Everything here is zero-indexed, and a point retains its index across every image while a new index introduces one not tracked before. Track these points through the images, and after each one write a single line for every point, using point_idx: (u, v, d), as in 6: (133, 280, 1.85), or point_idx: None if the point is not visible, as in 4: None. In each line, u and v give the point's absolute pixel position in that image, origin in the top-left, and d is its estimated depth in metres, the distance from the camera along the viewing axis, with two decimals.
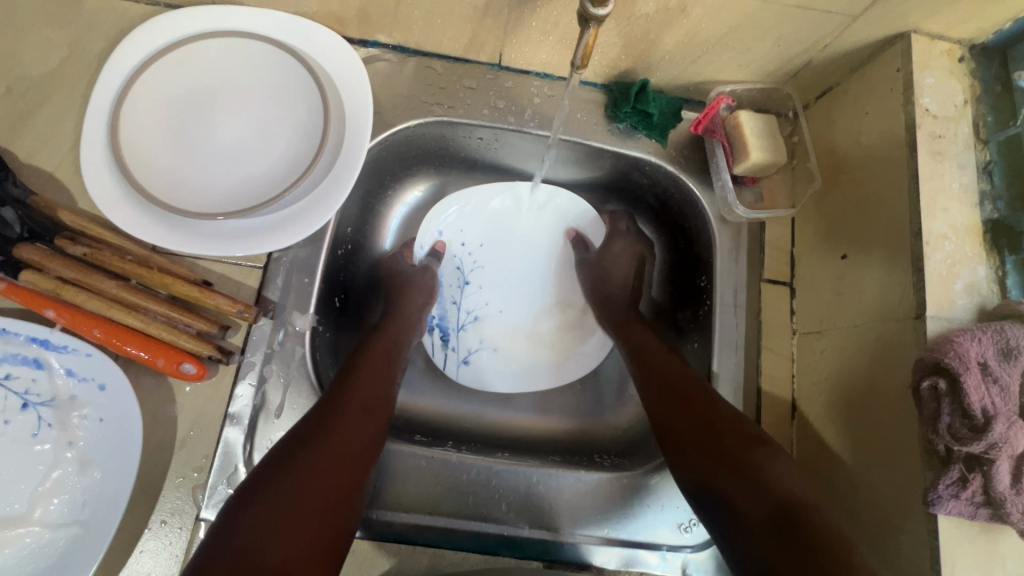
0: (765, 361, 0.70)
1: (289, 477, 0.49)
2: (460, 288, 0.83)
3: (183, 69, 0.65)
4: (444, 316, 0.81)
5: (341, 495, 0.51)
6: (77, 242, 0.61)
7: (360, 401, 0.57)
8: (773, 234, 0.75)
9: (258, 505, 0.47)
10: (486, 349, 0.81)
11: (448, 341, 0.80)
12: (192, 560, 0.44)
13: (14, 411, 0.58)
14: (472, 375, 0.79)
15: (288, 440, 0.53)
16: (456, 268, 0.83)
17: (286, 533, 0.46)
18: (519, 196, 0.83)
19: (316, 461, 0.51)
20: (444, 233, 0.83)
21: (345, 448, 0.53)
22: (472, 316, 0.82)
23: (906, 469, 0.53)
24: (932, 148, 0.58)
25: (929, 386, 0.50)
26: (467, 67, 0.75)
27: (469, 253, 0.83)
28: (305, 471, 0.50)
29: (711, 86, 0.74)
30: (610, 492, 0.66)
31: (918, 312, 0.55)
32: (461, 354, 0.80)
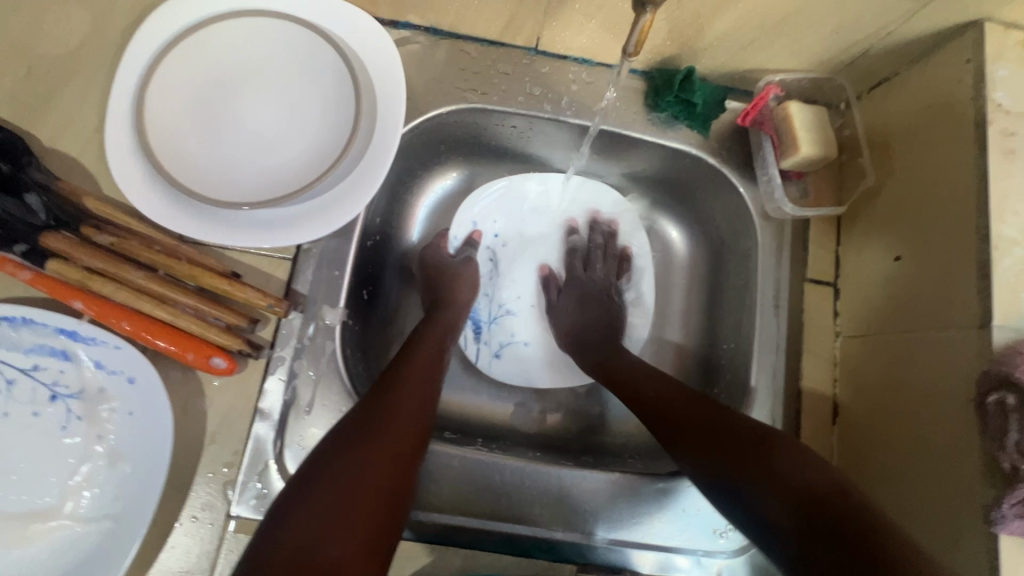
0: (807, 364, 0.68)
1: (340, 472, 0.48)
2: (494, 280, 0.82)
3: (210, 50, 0.62)
4: (478, 309, 0.80)
5: (392, 493, 0.49)
6: (103, 231, 0.59)
7: (412, 396, 0.55)
8: (818, 232, 0.72)
9: (309, 502, 0.46)
10: (519, 344, 0.80)
11: (481, 334, 0.79)
12: (248, 555, 0.44)
13: (42, 404, 0.57)
14: (505, 369, 0.78)
15: (339, 433, 0.51)
16: (488, 260, 0.82)
17: (338, 531, 0.44)
18: (550, 189, 0.82)
19: (368, 456, 0.49)
20: (478, 224, 0.81)
21: (396, 443, 0.51)
22: (505, 310, 0.81)
23: (962, 483, 0.52)
24: (1003, 146, 0.55)
25: (995, 401, 0.49)
26: (502, 52, 0.72)
27: (503, 245, 0.82)
28: (356, 467, 0.48)
29: (758, 75, 0.70)
30: (644, 496, 0.64)
31: (983, 321, 0.52)
32: (493, 347, 0.79)
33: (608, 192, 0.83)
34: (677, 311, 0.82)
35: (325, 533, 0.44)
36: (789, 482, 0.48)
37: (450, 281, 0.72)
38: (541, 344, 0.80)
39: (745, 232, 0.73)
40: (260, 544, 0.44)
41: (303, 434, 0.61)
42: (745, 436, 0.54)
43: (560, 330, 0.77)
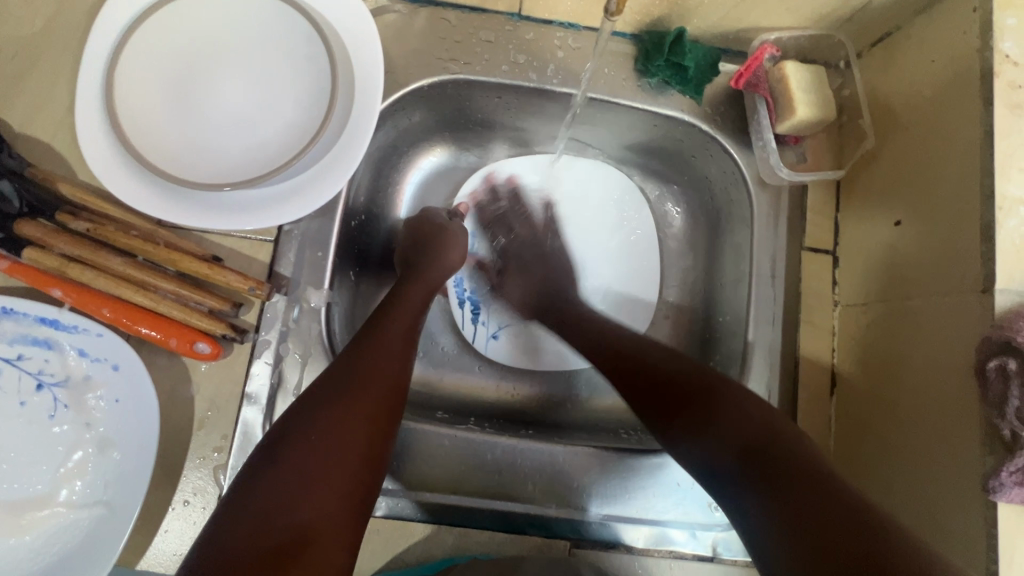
0: (804, 335, 0.66)
1: (309, 434, 0.47)
2: (495, 261, 0.79)
3: (178, 24, 0.60)
4: (475, 288, 0.78)
5: (367, 455, 0.49)
6: (78, 217, 0.58)
7: (384, 363, 0.54)
8: (817, 198, 0.69)
9: (277, 466, 0.45)
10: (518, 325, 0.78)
11: (478, 314, 0.77)
12: (214, 515, 0.44)
13: (29, 393, 0.57)
14: (504, 350, 0.76)
15: (311, 396, 0.51)
16: (490, 241, 0.80)
17: (308, 493, 0.44)
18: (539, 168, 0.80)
19: (342, 419, 0.49)
20: (480, 205, 0.79)
21: (371, 412, 0.51)
22: (504, 291, 0.79)
23: (958, 448, 0.51)
24: (1010, 100, 0.51)
25: (996, 366, 0.47)
26: (484, 18, 0.69)
27: (506, 226, 0.80)
28: (328, 428, 0.48)
29: (753, 34, 0.67)
30: (636, 471, 0.63)
31: (986, 286, 0.50)
32: (491, 328, 0.77)
33: (608, 166, 0.80)
34: (673, 285, 0.80)
35: (291, 497, 0.44)
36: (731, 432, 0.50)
37: (442, 247, 0.70)
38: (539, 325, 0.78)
39: (739, 199, 0.71)
40: (225, 510, 0.44)
41: None
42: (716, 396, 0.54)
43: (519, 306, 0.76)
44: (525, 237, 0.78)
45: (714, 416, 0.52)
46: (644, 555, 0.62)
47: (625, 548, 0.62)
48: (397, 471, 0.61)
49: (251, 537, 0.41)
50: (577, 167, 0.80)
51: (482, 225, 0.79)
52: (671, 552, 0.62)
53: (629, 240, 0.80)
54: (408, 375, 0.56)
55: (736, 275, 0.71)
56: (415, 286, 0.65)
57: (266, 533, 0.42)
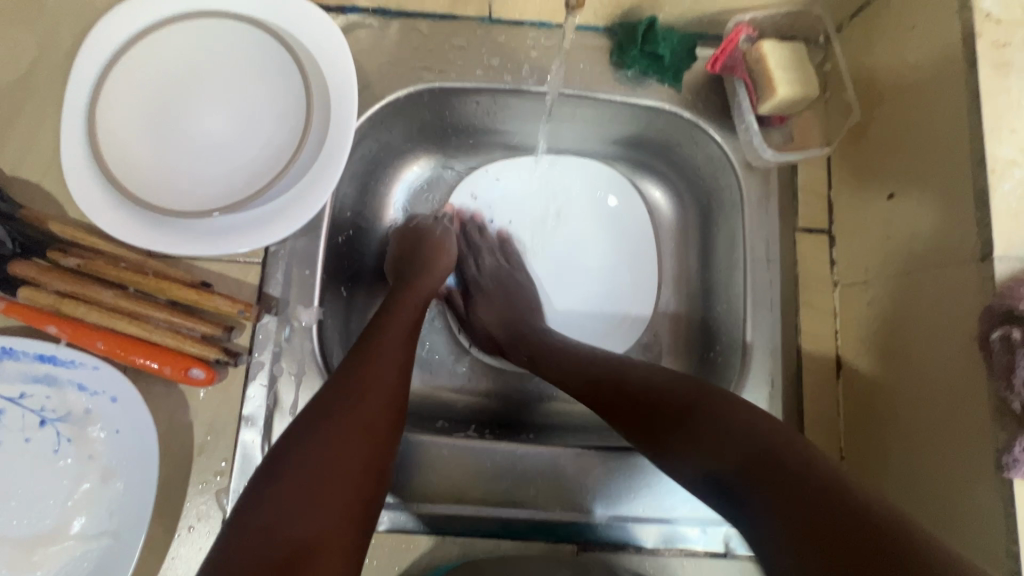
0: (804, 318, 0.65)
1: (313, 447, 0.47)
2: (488, 265, 0.78)
3: (154, 57, 0.61)
4: None
5: (370, 463, 0.49)
6: (69, 253, 0.59)
7: (384, 371, 0.54)
8: (807, 177, 0.68)
9: (281, 481, 0.45)
10: None
11: None
12: (219, 535, 0.44)
13: (33, 429, 0.58)
14: None
15: (314, 407, 0.50)
16: (484, 245, 0.79)
17: (316, 506, 0.44)
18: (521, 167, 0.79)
19: (343, 429, 0.49)
20: (472, 210, 0.79)
21: (373, 418, 0.51)
22: None
23: (966, 428, 0.48)
24: (996, 60, 0.49)
25: (1000, 337, 0.44)
26: (456, 25, 0.69)
27: (498, 230, 0.79)
28: (329, 441, 0.47)
29: (727, 16, 0.66)
30: (643, 471, 0.62)
31: (983, 254, 0.48)
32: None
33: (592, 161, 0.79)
34: (670, 277, 0.79)
35: (297, 510, 0.44)
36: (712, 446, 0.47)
37: (434, 249, 0.71)
38: None
39: (727, 185, 0.70)
40: (231, 529, 0.43)
41: None
42: (691, 400, 0.51)
43: (484, 338, 0.73)
44: (489, 271, 0.75)
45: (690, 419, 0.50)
46: (655, 555, 0.61)
47: (634, 549, 0.61)
48: (399, 485, 0.60)
49: (259, 551, 0.41)
50: (564, 165, 0.79)
51: (475, 231, 0.79)
52: (682, 550, 0.61)
53: (621, 232, 0.79)
54: (406, 380, 0.56)
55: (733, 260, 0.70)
56: (414, 285, 0.66)
57: (272, 550, 0.42)
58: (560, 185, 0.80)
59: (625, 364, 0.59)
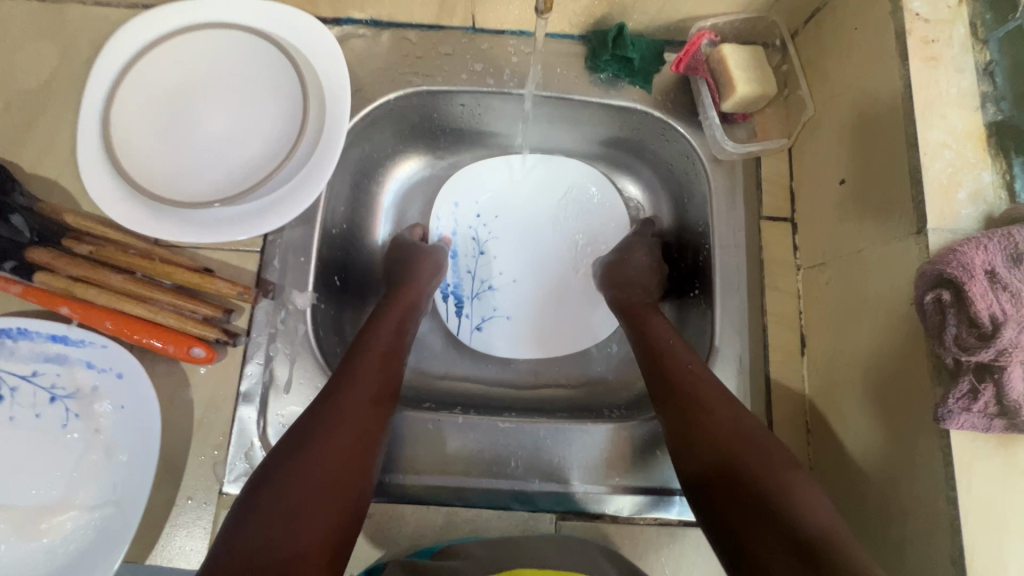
0: (769, 299, 0.69)
1: (295, 468, 0.49)
2: (476, 258, 0.83)
3: (165, 64, 0.67)
4: (459, 284, 0.81)
5: (349, 483, 0.51)
6: (82, 241, 0.64)
7: (365, 394, 0.57)
8: (769, 169, 0.73)
9: (263, 503, 0.47)
10: (501, 317, 0.80)
11: (461, 308, 0.81)
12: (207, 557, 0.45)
13: (43, 405, 0.62)
14: (486, 341, 0.79)
15: (299, 431, 0.53)
16: (471, 238, 0.83)
17: (297, 525, 0.46)
18: (510, 163, 0.84)
19: (326, 452, 0.51)
20: (460, 205, 0.84)
21: (354, 440, 0.53)
22: (485, 285, 0.82)
23: (914, 413, 0.51)
24: (925, 54, 0.55)
25: (932, 299, 0.48)
26: (442, 34, 0.75)
27: (484, 224, 0.84)
28: (315, 463, 0.50)
29: (691, 23, 0.72)
30: (618, 444, 0.65)
31: (918, 227, 0.52)
32: (474, 321, 0.80)
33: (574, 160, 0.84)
34: None
35: (280, 529, 0.45)
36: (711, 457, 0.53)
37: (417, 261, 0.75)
38: (522, 317, 0.80)
39: (697, 178, 0.74)
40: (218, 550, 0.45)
41: (283, 410, 0.65)
42: (701, 405, 0.57)
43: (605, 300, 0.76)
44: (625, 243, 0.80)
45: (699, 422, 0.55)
46: (631, 523, 0.64)
47: (610, 519, 0.64)
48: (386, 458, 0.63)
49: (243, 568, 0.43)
50: (552, 165, 0.84)
51: (463, 226, 0.83)
52: (657, 519, 0.64)
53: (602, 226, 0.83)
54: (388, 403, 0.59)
55: (705, 248, 0.74)
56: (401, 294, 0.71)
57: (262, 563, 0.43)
58: (544, 183, 0.84)
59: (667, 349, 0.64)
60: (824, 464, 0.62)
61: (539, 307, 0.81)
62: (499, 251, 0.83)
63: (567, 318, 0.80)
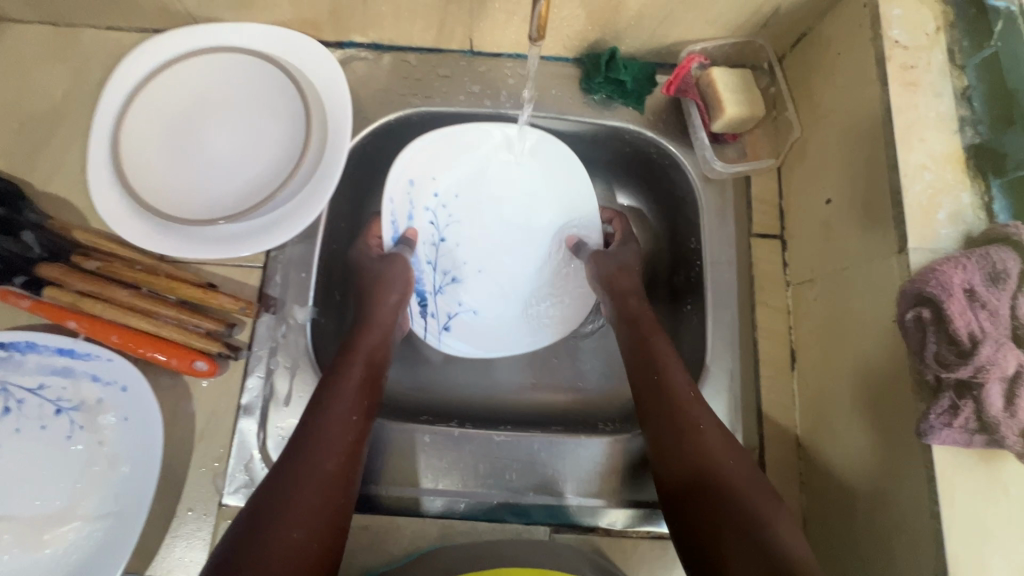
0: (759, 315, 0.70)
1: (274, 526, 0.49)
2: (436, 245, 0.79)
3: (174, 86, 0.70)
4: (420, 280, 0.78)
5: (330, 534, 0.51)
6: (91, 257, 0.66)
7: (339, 438, 0.56)
8: (760, 188, 0.74)
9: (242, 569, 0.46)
10: (468, 313, 0.79)
11: (426, 306, 0.78)
12: None
13: (49, 417, 0.64)
14: (455, 342, 0.78)
15: (265, 491, 0.51)
16: (430, 224, 0.78)
17: None
18: (508, 137, 0.77)
19: (304, 505, 0.51)
20: (415, 182, 0.76)
21: (331, 489, 0.53)
22: (449, 278, 0.79)
23: (901, 454, 0.52)
24: (904, 80, 0.57)
25: (913, 317, 0.49)
26: (441, 57, 0.77)
27: (444, 206, 0.79)
28: (295, 520, 0.49)
29: (681, 47, 0.74)
30: (611, 457, 0.66)
31: (901, 247, 0.53)
32: (441, 320, 0.78)
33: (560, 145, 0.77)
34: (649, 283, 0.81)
35: None
36: (690, 497, 0.54)
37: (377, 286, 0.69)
38: (489, 312, 0.80)
39: (688, 195, 0.76)
40: None
41: (283, 423, 0.66)
42: (688, 442, 0.56)
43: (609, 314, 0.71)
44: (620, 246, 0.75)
45: (682, 459, 0.56)
46: (624, 536, 0.64)
47: (604, 531, 0.65)
48: (383, 470, 0.65)
49: None
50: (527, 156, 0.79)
51: (421, 208, 0.77)
52: (650, 531, 0.65)
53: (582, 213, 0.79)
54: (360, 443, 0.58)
55: (697, 264, 0.75)
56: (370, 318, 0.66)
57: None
58: (534, 167, 0.79)
59: (668, 373, 0.61)
60: (814, 477, 0.63)
61: (502, 297, 0.80)
62: (466, 241, 0.80)
63: (535, 309, 0.80)
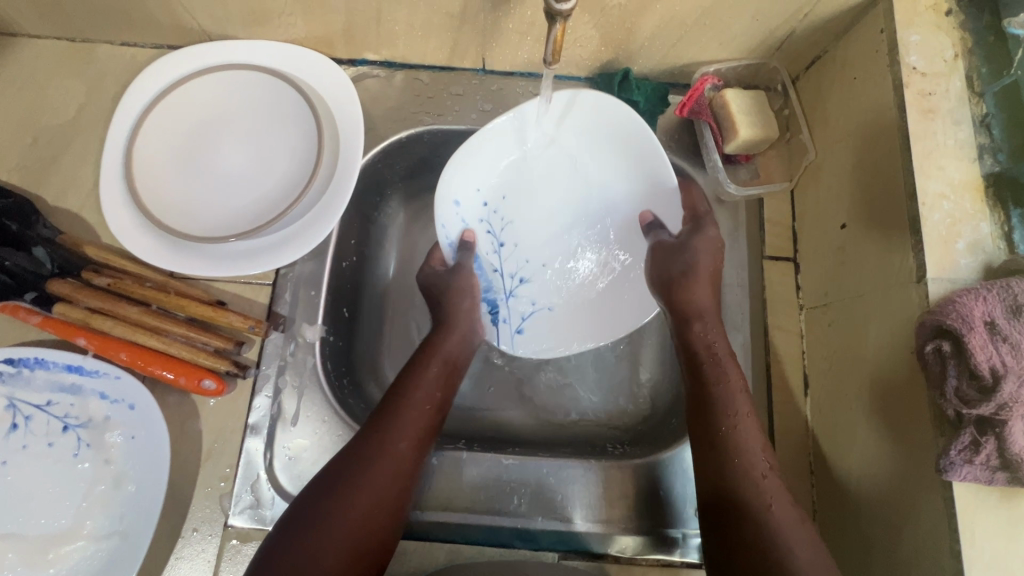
0: (772, 339, 0.69)
1: (316, 547, 0.51)
2: (496, 251, 0.75)
3: (188, 103, 0.70)
4: (489, 288, 0.75)
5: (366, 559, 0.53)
6: (101, 273, 0.66)
7: (392, 469, 0.56)
8: (772, 210, 0.74)
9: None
10: (542, 310, 0.75)
11: (498, 313, 0.75)
12: None
13: (56, 434, 0.63)
14: (532, 344, 0.75)
15: (316, 505, 0.53)
16: (486, 232, 0.74)
17: None
18: (524, 119, 0.69)
19: (348, 530, 0.52)
20: (461, 200, 0.71)
21: (376, 518, 0.54)
22: (517, 280, 0.75)
23: (918, 488, 0.51)
24: (922, 106, 0.56)
25: (933, 350, 0.48)
26: (453, 75, 0.78)
27: (495, 211, 0.74)
28: (335, 544, 0.51)
29: (694, 68, 0.74)
30: (620, 483, 0.66)
31: (918, 276, 0.53)
32: (514, 324, 0.75)
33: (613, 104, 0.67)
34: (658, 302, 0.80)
35: None
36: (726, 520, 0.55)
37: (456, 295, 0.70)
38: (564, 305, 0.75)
39: None
40: None
41: (290, 443, 0.65)
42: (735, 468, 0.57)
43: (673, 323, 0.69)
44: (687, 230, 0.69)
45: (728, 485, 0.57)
46: (633, 564, 0.63)
47: (613, 559, 0.64)
48: None
49: None
50: (565, 136, 0.72)
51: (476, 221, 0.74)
52: (660, 559, 0.63)
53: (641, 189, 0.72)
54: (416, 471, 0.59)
55: None
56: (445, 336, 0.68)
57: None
58: (574, 138, 0.72)
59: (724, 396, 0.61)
60: (828, 508, 0.62)
61: (577, 293, 0.76)
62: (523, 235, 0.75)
63: (608, 300, 0.75)
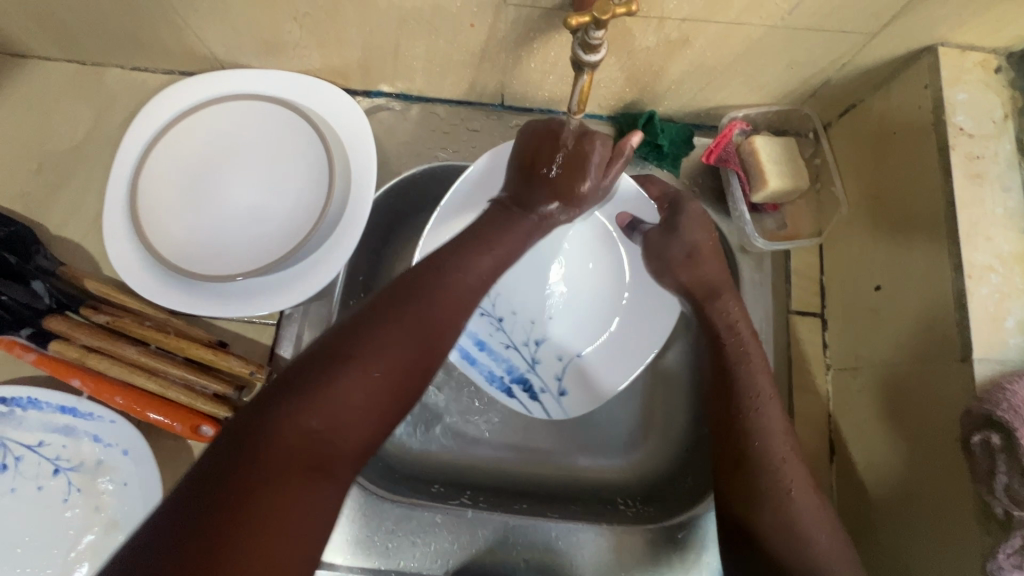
0: (798, 400, 0.65)
1: (299, 421, 0.40)
2: (500, 329, 0.70)
3: (196, 133, 0.68)
4: (511, 367, 0.69)
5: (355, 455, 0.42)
6: (100, 310, 0.64)
7: (410, 354, 0.45)
8: (799, 263, 0.70)
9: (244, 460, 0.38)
10: (575, 358, 0.70)
11: (533, 387, 0.69)
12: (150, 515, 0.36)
13: (46, 477, 0.61)
14: (579, 401, 0.69)
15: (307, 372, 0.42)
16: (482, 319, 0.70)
17: (283, 500, 0.37)
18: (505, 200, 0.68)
19: (343, 411, 0.41)
20: None
21: (376, 403, 0.43)
22: (537, 341, 0.70)
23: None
24: (970, 170, 0.54)
25: (981, 441, 0.47)
26: (469, 110, 0.75)
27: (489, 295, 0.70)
28: (321, 420, 0.41)
29: (722, 111, 0.71)
30: (633, 549, 0.63)
31: (963, 354, 0.50)
32: (553, 390, 0.69)
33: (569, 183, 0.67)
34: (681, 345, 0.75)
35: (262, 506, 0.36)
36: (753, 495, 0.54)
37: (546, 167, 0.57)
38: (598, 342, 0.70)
39: None
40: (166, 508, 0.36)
41: None
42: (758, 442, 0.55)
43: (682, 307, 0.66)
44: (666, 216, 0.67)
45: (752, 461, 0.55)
46: None
47: None
48: (393, 551, 0.62)
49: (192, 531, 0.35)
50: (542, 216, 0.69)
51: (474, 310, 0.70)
52: None
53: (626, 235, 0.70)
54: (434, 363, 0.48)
55: None
56: (516, 222, 0.57)
57: (271, 447, 0.39)
58: None
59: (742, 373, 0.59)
60: None
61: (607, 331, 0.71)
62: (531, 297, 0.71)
63: (627, 335, 0.70)
